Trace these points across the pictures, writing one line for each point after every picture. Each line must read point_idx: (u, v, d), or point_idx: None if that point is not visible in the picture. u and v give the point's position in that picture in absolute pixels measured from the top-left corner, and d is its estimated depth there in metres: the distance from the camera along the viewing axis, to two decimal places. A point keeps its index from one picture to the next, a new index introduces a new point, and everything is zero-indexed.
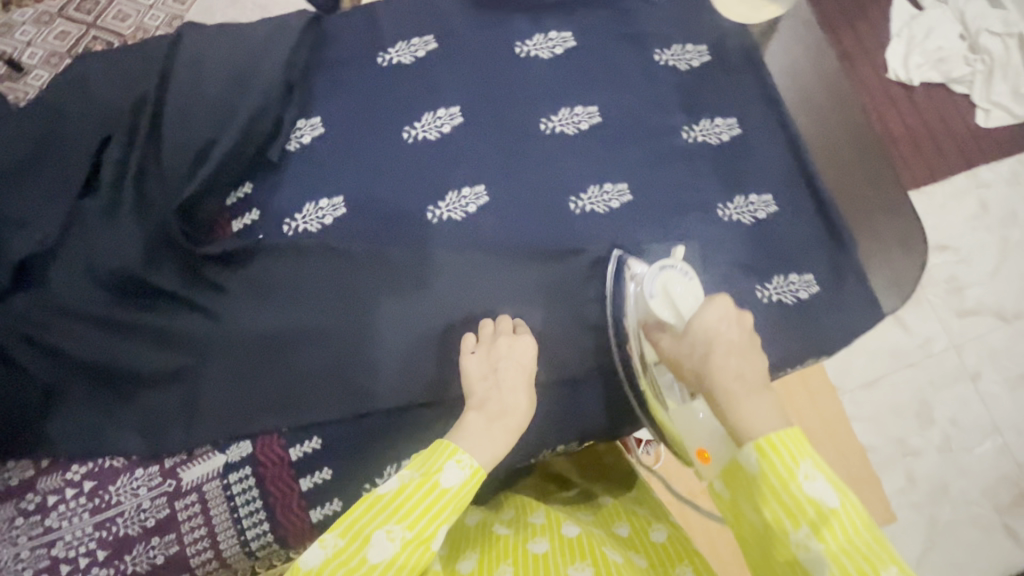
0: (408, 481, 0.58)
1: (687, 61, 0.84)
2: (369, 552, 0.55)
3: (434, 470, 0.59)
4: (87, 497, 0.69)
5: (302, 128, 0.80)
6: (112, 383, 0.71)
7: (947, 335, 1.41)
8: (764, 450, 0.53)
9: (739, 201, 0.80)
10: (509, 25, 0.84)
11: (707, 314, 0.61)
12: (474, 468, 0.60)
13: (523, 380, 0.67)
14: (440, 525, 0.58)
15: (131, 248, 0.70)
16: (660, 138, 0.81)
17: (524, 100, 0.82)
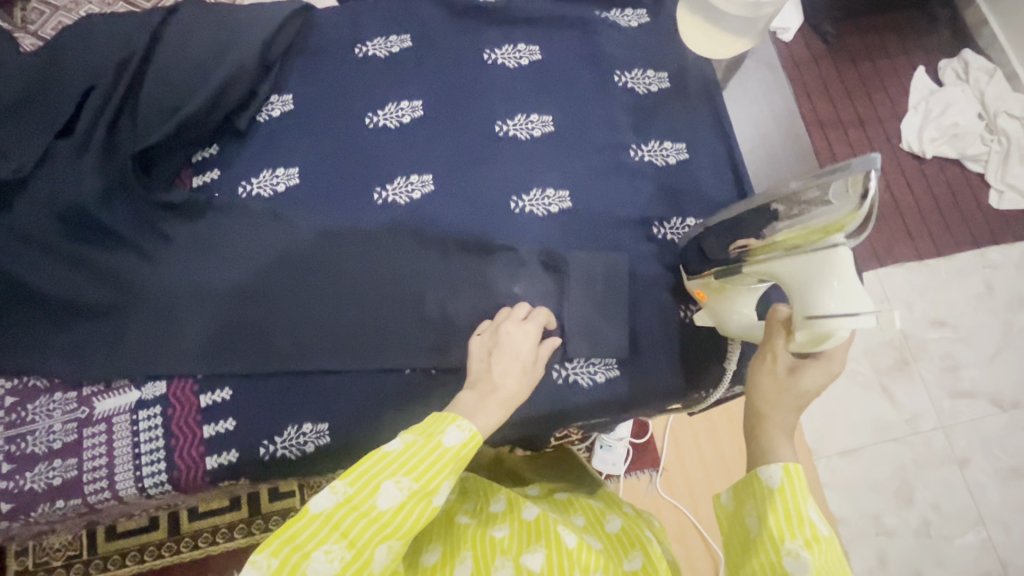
0: (412, 442, 0.56)
1: (646, 85, 0.87)
2: (378, 499, 0.53)
3: (437, 430, 0.57)
4: (5, 412, 0.73)
5: (272, 103, 0.86)
6: (51, 309, 0.76)
7: (935, 413, 1.35)
8: (790, 471, 0.54)
9: (675, 221, 0.81)
10: (484, 34, 0.89)
11: (815, 368, 0.57)
12: (474, 432, 0.58)
13: (515, 366, 0.65)
14: (444, 481, 0.56)
15: (91, 183, 0.76)
16: (609, 154, 0.84)
17: (486, 102, 0.86)
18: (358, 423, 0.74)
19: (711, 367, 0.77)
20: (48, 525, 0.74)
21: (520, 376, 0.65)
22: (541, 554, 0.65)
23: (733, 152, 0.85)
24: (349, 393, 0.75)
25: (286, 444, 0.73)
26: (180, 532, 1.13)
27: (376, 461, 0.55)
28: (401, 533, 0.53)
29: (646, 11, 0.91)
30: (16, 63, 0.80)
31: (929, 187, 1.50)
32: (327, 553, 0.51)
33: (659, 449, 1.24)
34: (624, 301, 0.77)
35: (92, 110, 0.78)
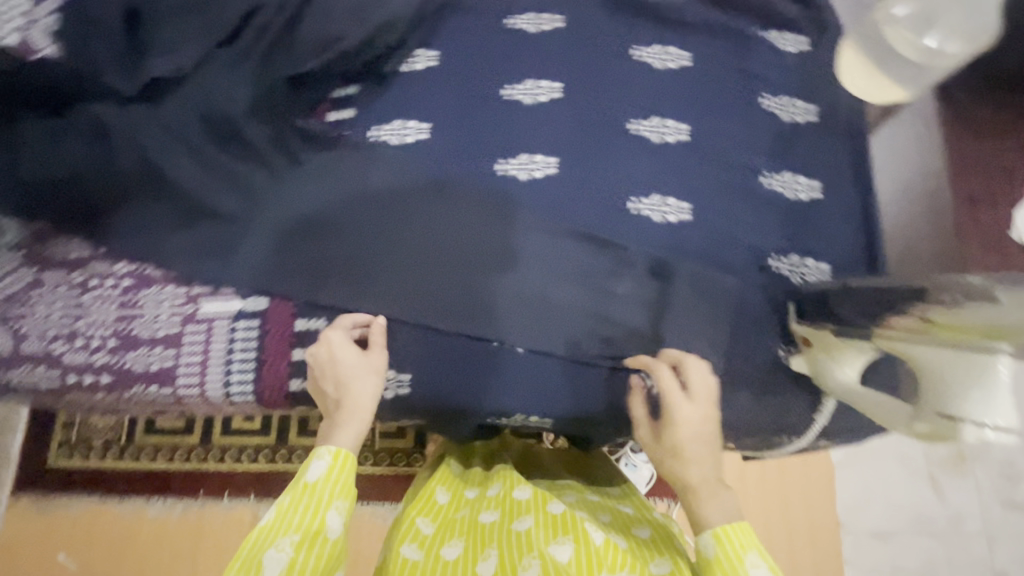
0: (285, 503, 0.63)
1: (792, 114, 0.84)
2: (265, 569, 0.58)
3: (299, 477, 0.64)
4: (122, 291, 0.77)
5: (416, 54, 0.87)
6: (179, 206, 0.79)
7: (986, 521, 1.27)
8: (719, 537, 0.62)
9: (794, 258, 0.78)
10: (637, 29, 0.88)
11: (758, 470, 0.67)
12: (336, 455, 0.66)
13: (349, 374, 0.70)
14: (328, 514, 0.62)
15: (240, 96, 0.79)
16: (739, 175, 0.81)
17: (625, 97, 0.85)
18: (440, 381, 0.76)
19: (797, 414, 0.74)
20: (137, 403, 0.79)
21: (359, 378, 0.70)
22: (569, 546, 0.65)
23: (868, 202, 0.81)
24: (434, 350, 0.77)
25: None
26: (212, 444, 1.24)
27: (260, 534, 0.61)
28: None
29: (807, 40, 0.88)
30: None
31: None
32: None
33: None
34: (722, 326, 0.76)
35: (258, 29, 0.82)
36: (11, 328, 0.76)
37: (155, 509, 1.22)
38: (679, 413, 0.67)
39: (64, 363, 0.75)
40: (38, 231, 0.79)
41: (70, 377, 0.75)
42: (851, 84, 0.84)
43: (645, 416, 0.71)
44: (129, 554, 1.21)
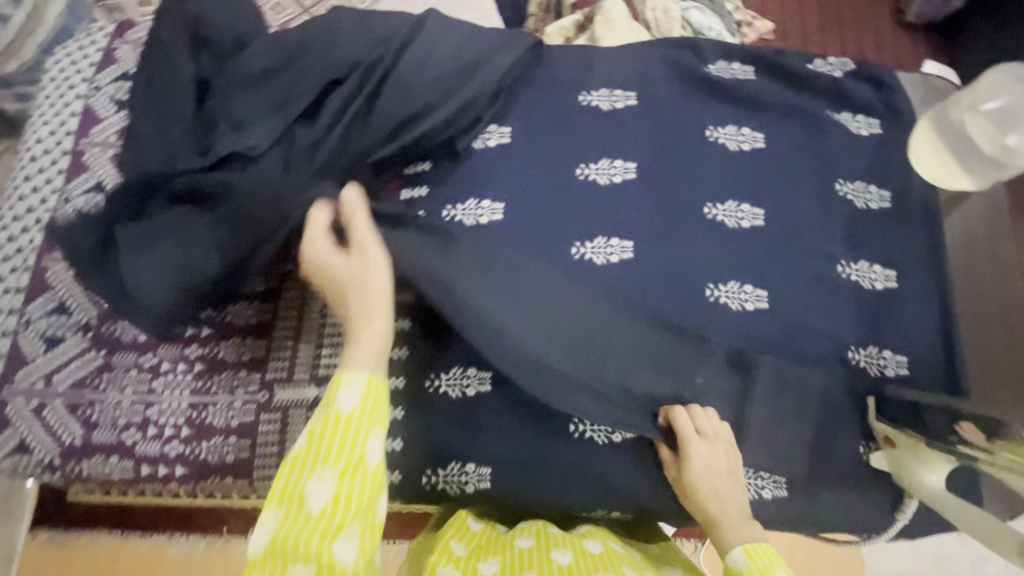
0: (314, 431, 0.60)
1: (866, 200, 0.84)
2: (308, 501, 0.56)
3: (331, 404, 0.60)
4: (196, 376, 0.76)
5: (490, 130, 0.87)
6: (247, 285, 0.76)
7: None
8: (750, 553, 0.63)
9: (872, 350, 0.78)
10: (709, 109, 0.88)
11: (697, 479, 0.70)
12: (368, 379, 0.62)
13: (338, 265, 0.69)
14: (365, 446, 0.60)
15: (317, 176, 0.78)
16: (815, 263, 0.82)
17: (700, 180, 0.85)
18: (518, 475, 0.74)
19: (877, 512, 0.74)
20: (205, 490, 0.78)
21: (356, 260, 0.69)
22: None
23: (944, 293, 0.81)
24: (517, 444, 0.75)
25: (448, 479, 0.75)
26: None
27: (294, 469, 0.59)
28: (351, 514, 0.57)
29: (880, 121, 0.88)
30: (269, 37, 0.83)
31: None
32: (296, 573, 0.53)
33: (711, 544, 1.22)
34: (804, 420, 0.76)
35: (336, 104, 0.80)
36: (80, 416, 0.74)
37: (177, 546, 1.19)
38: (696, 454, 0.69)
39: (137, 454, 0.74)
40: (103, 311, 0.77)
41: (144, 468, 0.75)
42: (927, 171, 0.85)
43: (672, 458, 0.73)
44: None
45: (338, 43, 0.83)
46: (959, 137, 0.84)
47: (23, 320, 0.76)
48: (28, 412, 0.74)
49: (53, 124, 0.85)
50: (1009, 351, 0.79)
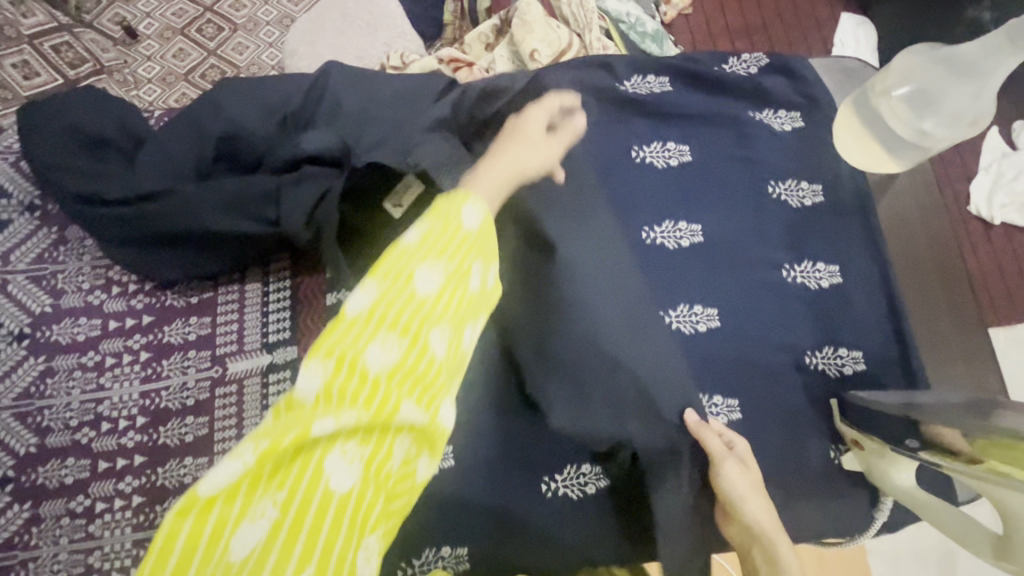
0: (429, 232, 0.43)
1: (800, 198, 0.83)
2: (367, 358, 0.40)
3: (454, 214, 0.45)
4: (134, 512, 0.70)
5: (399, 186, 0.76)
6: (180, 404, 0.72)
7: None
8: None
9: (828, 351, 0.78)
10: (631, 128, 0.86)
11: (737, 471, 0.68)
12: (488, 216, 0.48)
13: (524, 141, 0.64)
14: (477, 262, 0.46)
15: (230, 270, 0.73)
16: (760, 271, 0.80)
17: (632, 205, 0.83)
18: (495, 545, 0.73)
19: (857, 515, 0.74)
20: None
21: (534, 149, 0.64)
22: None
23: (888, 281, 0.81)
24: (496, 499, 0.74)
25: (423, 566, 0.72)
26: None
27: (404, 250, 0.43)
28: (450, 316, 0.44)
29: (801, 114, 0.87)
30: (195, 134, 0.76)
31: None
32: (339, 453, 0.39)
33: None
34: (772, 435, 0.75)
35: (242, 185, 0.73)
36: None
37: None
38: (727, 469, 0.68)
39: None
40: (20, 459, 0.71)
41: None
42: (851, 158, 0.85)
43: (718, 447, 0.69)
44: None
45: (229, 120, 0.76)
46: (875, 119, 0.80)
47: None
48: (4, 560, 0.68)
49: None
50: (947, 317, 0.84)
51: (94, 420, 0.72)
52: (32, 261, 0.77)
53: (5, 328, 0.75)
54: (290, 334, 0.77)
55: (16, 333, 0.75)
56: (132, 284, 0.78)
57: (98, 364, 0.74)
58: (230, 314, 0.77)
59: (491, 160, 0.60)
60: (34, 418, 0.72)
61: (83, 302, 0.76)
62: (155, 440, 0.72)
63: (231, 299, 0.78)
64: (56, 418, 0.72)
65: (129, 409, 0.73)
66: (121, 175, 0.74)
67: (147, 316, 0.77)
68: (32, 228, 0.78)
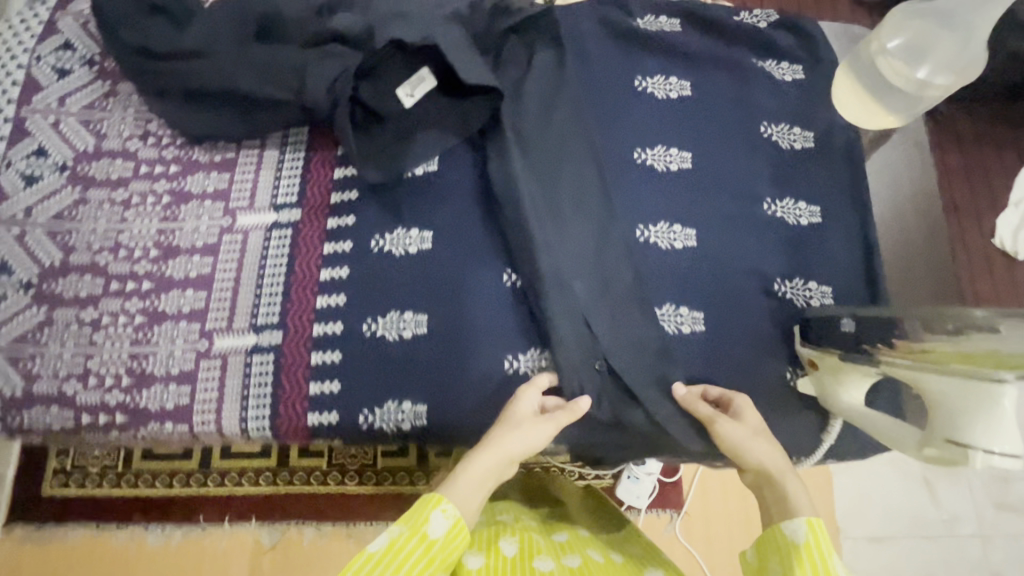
0: (400, 534, 0.60)
1: (791, 141, 0.87)
2: (429, 527, 0.61)
3: (422, 521, 0.61)
4: (135, 328, 0.77)
5: (413, 79, 0.83)
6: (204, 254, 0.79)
7: (978, 527, 1.33)
8: (814, 526, 0.60)
9: (798, 282, 0.81)
10: (638, 60, 0.91)
11: (738, 426, 0.70)
12: (457, 517, 0.63)
13: (524, 424, 0.70)
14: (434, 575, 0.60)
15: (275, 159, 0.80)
16: (742, 202, 0.84)
17: (628, 129, 0.87)
18: (454, 412, 0.76)
19: (806, 436, 0.77)
20: (40, 434, 0.75)
21: (530, 432, 0.70)
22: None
23: (867, 225, 0.84)
24: (458, 370, 0.78)
25: (384, 417, 0.76)
26: (211, 468, 1.29)
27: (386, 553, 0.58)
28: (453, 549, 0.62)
29: (802, 67, 0.91)
30: (238, 8, 0.83)
31: None
32: None
33: (685, 494, 1.34)
34: (731, 351, 0.79)
35: (278, 57, 0.81)
36: (21, 369, 0.75)
37: (152, 539, 1.26)
38: (725, 428, 0.70)
39: (77, 403, 0.74)
40: (44, 267, 0.79)
41: (84, 417, 0.74)
42: (847, 114, 0.88)
43: (711, 410, 0.72)
44: None
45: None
46: (874, 77, 0.83)
47: None
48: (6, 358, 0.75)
49: None
50: (923, 275, 0.84)
51: (113, 246, 0.80)
52: (83, 107, 0.86)
53: (52, 158, 0.83)
54: (296, 199, 0.83)
55: (61, 164, 0.83)
56: (166, 137, 0.85)
57: (125, 201, 0.82)
58: (247, 172, 0.84)
59: (478, 455, 0.67)
60: (63, 237, 0.80)
61: (120, 145, 0.84)
62: (162, 270, 0.79)
63: (250, 161, 0.85)
64: (82, 238, 0.80)
65: (144, 241, 0.81)
66: (171, 37, 0.82)
67: (175, 166, 0.84)
68: (89, 81, 0.87)
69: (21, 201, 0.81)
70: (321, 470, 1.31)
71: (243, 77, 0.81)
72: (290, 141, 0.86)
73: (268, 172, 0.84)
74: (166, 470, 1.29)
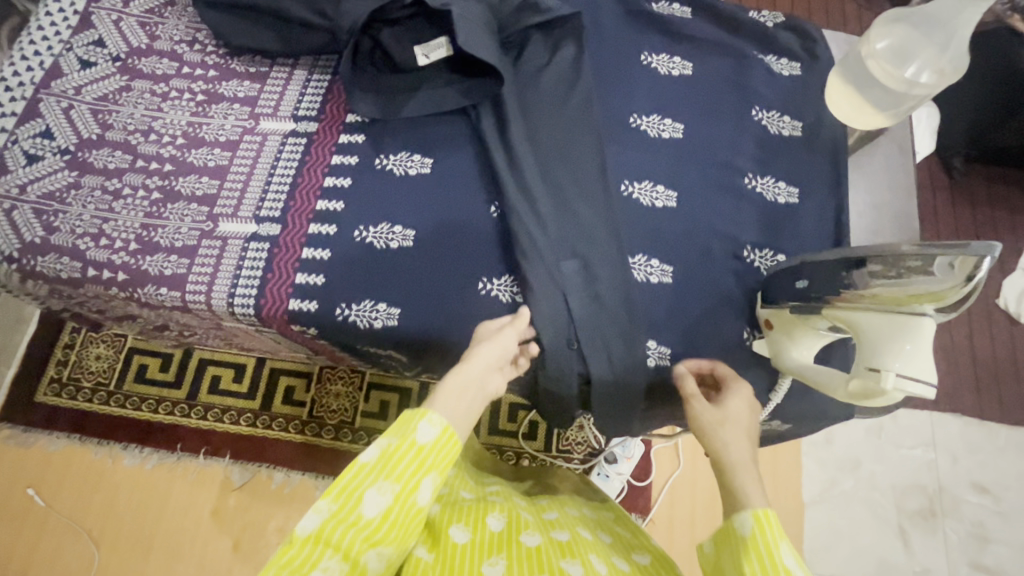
0: (388, 446, 0.60)
1: (779, 128, 0.92)
2: (417, 434, 0.61)
3: (410, 429, 0.61)
4: (150, 202, 0.84)
5: (431, 42, 0.88)
6: (229, 153, 0.88)
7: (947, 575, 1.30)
8: (760, 519, 0.59)
9: (767, 252, 0.85)
10: (649, 37, 0.97)
11: (706, 406, 0.71)
12: (446, 426, 0.63)
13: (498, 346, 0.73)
14: (425, 477, 0.61)
15: (311, 95, 0.92)
16: (726, 175, 0.89)
17: (629, 96, 0.94)
18: (425, 320, 0.81)
19: (751, 394, 0.80)
20: (50, 285, 0.82)
21: (499, 345, 0.73)
22: (578, 565, 0.71)
23: (842, 212, 0.87)
24: (436, 285, 0.82)
25: (360, 313, 0.81)
26: (195, 400, 1.35)
27: (362, 471, 0.59)
28: (442, 461, 0.62)
29: (800, 65, 0.97)
30: None
31: (1015, 351, 1.44)
32: (379, 490, 0.58)
33: (653, 498, 1.34)
34: (694, 305, 0.83)
35: None
36: (43, 221, 0.82)
37: (128, 458, 1.31)
38: (697, 407, 0.72)
39: (86, 257, 0.80)
40: (81, 139, 0.87)
41: (89, 271, 0.80)
42: (837, 111, 0.93)
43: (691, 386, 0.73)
44: (103, 481, 1.30)
45: None
46: (865, 80, 0.87)
47: (11, 140, 0.86)
48: (32, 211, 0.82)
49: None
50: None
51: (146, 130, 0.88)
52: (144, 11, 0.96)
53: (108, 50, 0.93)
54: (316, 114, 0.91)
55: (115, 55, 0.93)
56: (211, 46, 0.94)
57: (164, 94, 0.91)
58: (276, 85, 0.92)
59: (460, 369, 0.69)
60: (104, 116, 0.89)
61: (170, 47, 0.93)
62: (185, 156, 0.87)
63: (281, 76, 0.93)
64: (120, 119, 0.89)
65: (174, 130, 0.89)
66: None
67: (213, 72, 0.93)
68: None
69: (73, 81, 0.90)
70: (300, 419, 1.35)
71: None
72: (318, 64, 0.94)
73: (295, 88, 0.92)
74: (154, 386, 1.35)
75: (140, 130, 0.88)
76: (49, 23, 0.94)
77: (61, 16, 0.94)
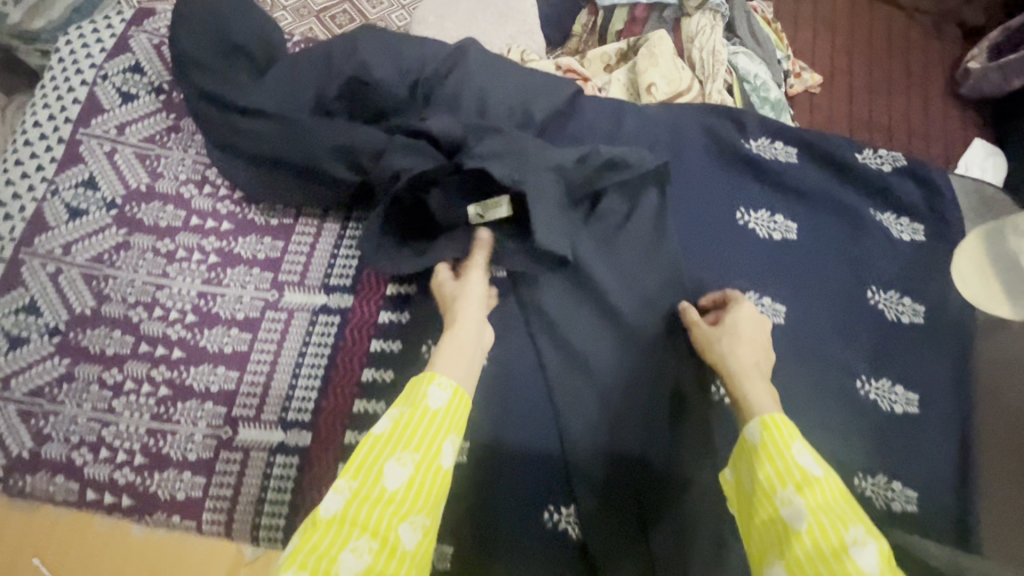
0: (400, 416, 0.50)
1: (898, 313, 0.78)
2: (427, 398, 0.51)
3: (418, 396, 0.51)
4: (157, 401, 0.71)
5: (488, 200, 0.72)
6: (247, 337, 0.74)
7: None
8: (767, 423, 0.51)
9: (881, 480, 0.72)
10: (744, 188, 0.82)
11: (709, 330, 0.68)
12: (458, 390, 0.53)
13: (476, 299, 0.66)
14: (445, 443, 0.50)
15: (344, 257, 0.78)
16: (834, 374, 0.75)
17: (722, 266, 0.78)
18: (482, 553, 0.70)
19: None
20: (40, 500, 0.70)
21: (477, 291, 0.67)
22: None
23: (969, 429, 0.74)
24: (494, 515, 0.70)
25: None
26: None
27: (373, 448, 0.48)
28: (458, 425, 0.52)
29: (923, 228, 0.82)
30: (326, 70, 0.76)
31: None
32: (400, 461, 0.47)
33: None
34: None
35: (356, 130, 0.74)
36: (32, 427, 0.70)
37: None
38: (700, 334, 0.69)
39: (85, 477, 0.69)
40: (73, 315, 0.73)
41: (89, 493, 0.68)
42: (966, 290, 0.79)
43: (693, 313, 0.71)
44: None
45: (358, 62, 0.76)
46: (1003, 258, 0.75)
47: None
48: (20, 413, 0.70)
49: (54, 109, 0.80)
50: None
51: (149, 302, 0.74)
52: (142, 140, 0.80)
53: (101, 193, 0.77)
54: (349, 284, 0.77)
55: (109, 200, 0.77)
56: (224, 189, 0.79)
57: (169, 254, 0.76)
58: (303, 245, 0.78)
59: (455, 330, 0.61)
60: (98, 283, 0.74)
61: (174, 190, 0.78)
62: (196, 339, 0.73)
63: (308, 232, 0.79)
64: (118, 288, 0.74)
65: (183, 303, 0.75)
66: (249, 91, 0.76)
67: (227, 223, 0.78)
68: (153, 112, 0.81)
69: (61, 236, 0.75)
70: None
71: (317, 147, 0.74)
72: (352, 218, 0.80)
73: (325, 249, 0.78)
74: None
75: (143, 304, 0.74)
76: (30, 155, 0.78)
77: (44, 145, 0.79)
